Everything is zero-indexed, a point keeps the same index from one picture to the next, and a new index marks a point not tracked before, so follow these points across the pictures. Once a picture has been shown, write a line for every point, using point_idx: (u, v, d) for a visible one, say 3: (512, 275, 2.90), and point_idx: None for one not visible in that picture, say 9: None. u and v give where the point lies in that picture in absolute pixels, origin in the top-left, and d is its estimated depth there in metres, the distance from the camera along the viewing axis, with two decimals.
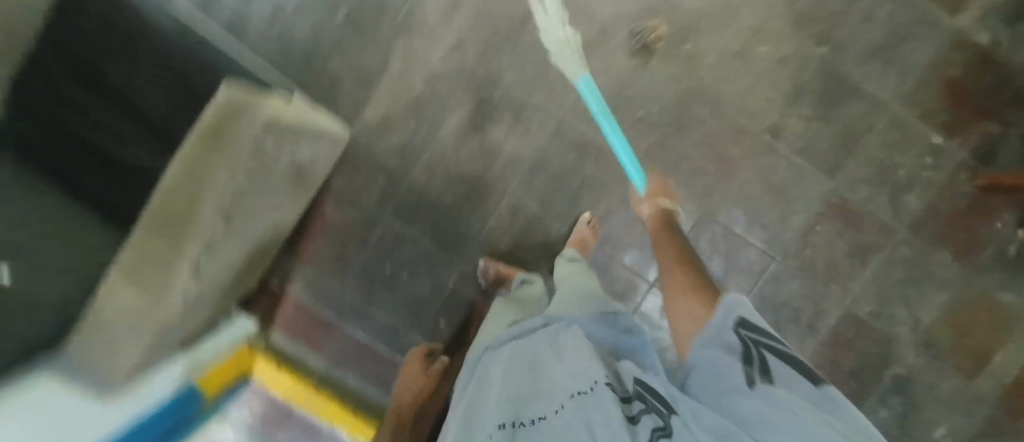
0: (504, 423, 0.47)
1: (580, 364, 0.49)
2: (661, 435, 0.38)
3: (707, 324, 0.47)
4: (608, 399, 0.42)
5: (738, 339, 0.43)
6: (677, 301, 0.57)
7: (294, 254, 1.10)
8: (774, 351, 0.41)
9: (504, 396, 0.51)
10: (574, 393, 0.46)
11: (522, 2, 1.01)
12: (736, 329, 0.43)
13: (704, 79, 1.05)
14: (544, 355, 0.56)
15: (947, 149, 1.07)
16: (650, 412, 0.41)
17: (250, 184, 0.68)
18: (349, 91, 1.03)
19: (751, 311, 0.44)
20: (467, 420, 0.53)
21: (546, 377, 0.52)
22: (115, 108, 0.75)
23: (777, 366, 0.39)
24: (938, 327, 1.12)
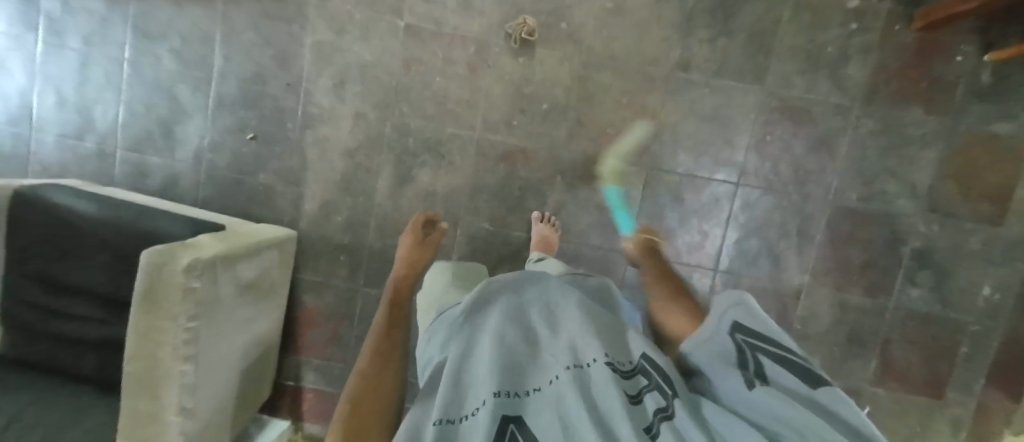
0: (499, 390, 0.39)
1: (579, 339, 0.45)
2: (664, 417, 0.34)
3: (702, 327, 0.47)
4: (606, 377, 0.38)
5: (733, 343, 0.43)
6: (664, 304, 0.64)
7: (293, 353, 1.16)
8: (770, 354, 0.40)
9: (497, 360, 0.44)
10: (568, 366, 0.41)
11: (397, 54, 1.04)
12: (733, 336, 0.43)
13: (594, 48, 1.04)
14: (538, 326, 0.50)
15: (869, 8, 1.00)
16: (654, 391, 0.38)
17: (204, 324, 0.76)
18: (283, 194, 1.10)
19: (759, 322, 0.44)
20: (454, 374, 0.44)
21: (538, 350, 0.47)
22: (78, 297, 0.86)
23: (773, 368, 0.38)
24: (943, 185, 1.03)
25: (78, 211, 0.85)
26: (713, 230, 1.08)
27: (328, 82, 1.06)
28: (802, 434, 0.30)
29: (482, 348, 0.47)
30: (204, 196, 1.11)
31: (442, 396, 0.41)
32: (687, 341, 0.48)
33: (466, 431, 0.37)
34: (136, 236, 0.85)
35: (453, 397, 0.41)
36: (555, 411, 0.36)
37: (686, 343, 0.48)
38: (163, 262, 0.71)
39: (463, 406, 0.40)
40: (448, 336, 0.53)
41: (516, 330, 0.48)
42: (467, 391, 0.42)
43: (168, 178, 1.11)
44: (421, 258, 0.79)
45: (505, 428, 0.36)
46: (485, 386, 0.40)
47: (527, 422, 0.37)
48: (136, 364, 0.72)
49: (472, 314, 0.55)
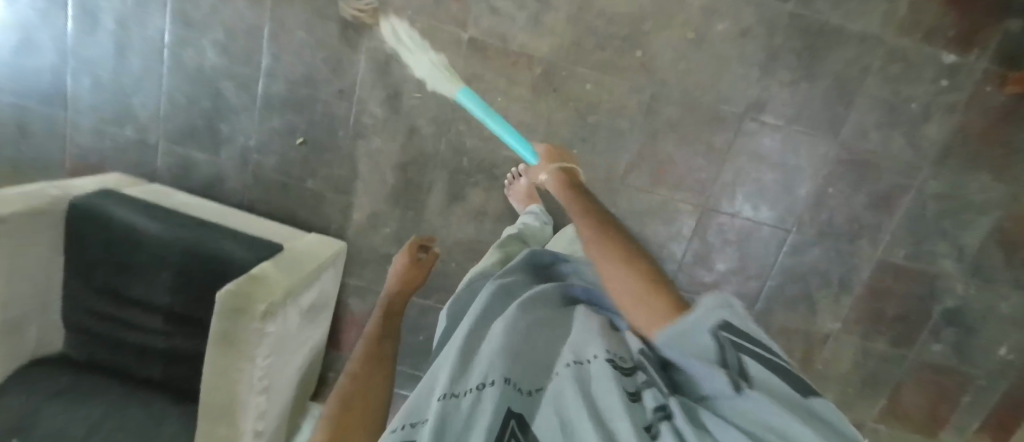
0: (507, 377, 0.37)
1: (588, 334, 0.42)
2: (663, 416, 0.29)
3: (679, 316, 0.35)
4: (607, 372, 0.34)
5: (714, 341, 0.31)
6: (606, 262, 0.42)
7: (336, 348, 1.21)
8: (757, 354, 0.30)
9: (506, 345, 0.41)
10: (570, 362, 0.38)
11: (458, 69, 0.98)
12: (714, 330, 0.31)
13: (667, 81, 0.98)
14: (551, 319, 0.47)
15: (964, 64, 0.94)
16: (652, 388, 0.33)
17: (274, 355, 0.79)
18: (331, 201, 1.08)
19: (733, 309, 0.32)
20: (460, 355, 0.42)
21: (549, 341, 0.43)
22: (137, 310, 0.87)
23: (756, 367, 0.29)
24: (990, 250, 1.04)
25: (136, 227, 0.84)
26: (756, 273, 1.10)
27: (383, 93, 1.00)
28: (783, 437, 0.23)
29: (493, 330, 0.45)
30: (250, 197, 1.09)
31: (448, 375, 0.39)
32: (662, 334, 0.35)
33: (467, 408, 0.35)
34: (200, 258, 0.84)
35: (461, 378, 0.39)
36: (555, 408, 0.34)
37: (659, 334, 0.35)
38: (240, 309, 0.72)
39: (471, 385, 0.38)
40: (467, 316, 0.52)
41: (526, 317, 0.45)
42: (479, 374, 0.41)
43: (212, 175, 1.08)
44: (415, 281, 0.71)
45: (506, 424, 0.34)
46: (489, 368, 0.38)
47: (530, 419, 0.35)
48: (214, 395, 0.75)
49: (498, 302, 0.53)
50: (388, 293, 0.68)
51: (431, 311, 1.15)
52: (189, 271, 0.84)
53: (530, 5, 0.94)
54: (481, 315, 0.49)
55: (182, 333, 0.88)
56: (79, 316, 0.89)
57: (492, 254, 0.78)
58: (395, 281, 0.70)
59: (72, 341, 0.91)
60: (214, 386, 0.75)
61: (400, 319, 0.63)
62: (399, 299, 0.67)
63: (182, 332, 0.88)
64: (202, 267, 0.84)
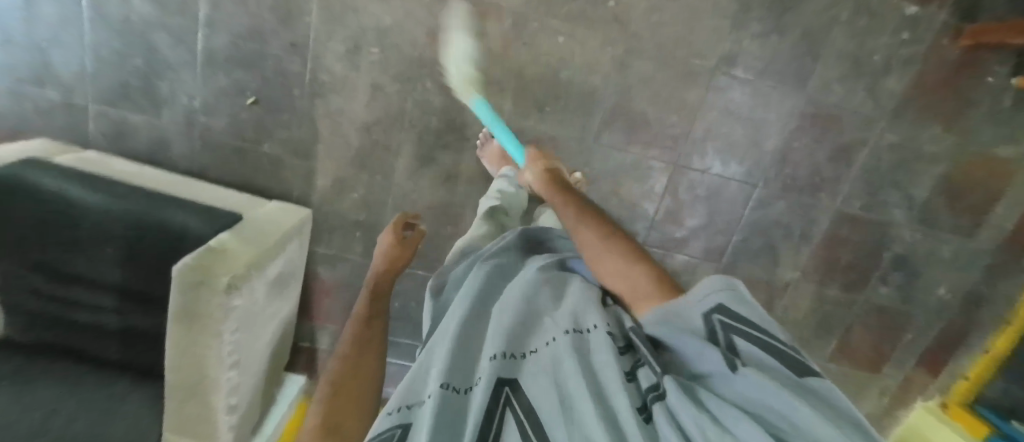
0: (496, 354, 0.36)
1: (583, 303, 0.41)
2: (655, 396, 0.28)
3: (677, 300, 0.39)
4: (605, 346, 0.34)
5: (706, 323, 0.35)
6: (602, 251, 0.50)
7: (309, 317, 1.18)
8: (746, 336, 0.33)
9: (500, 325, 0.40)
10: (568, 330, 0.37)
11: (421, 21, 0.92)
12: (709, 312, 0.35)
13: (640, 33, 0.95)
14: (542, 290, 0.46)
15: (924, 16, 0.95)
16: (644, 365, 0.33)
17: (243, 328, 0.77)
18: (293, 166, 1.02)
19: (736, 295, 0.36)
20: (457, 341, 0.40)
21: (540, 313, 0.42)
22: (84, 288, 0.81)
23: (749, 349, 0.31)
24: (935, 199, 1.11)
25: (71, 199, 0.76)
26: (724, 227, 1.13)
27: (340, 47, 0.93)
28: (779, 412, 0.25)
29: (492, 316, 0.44)
30: (201, 164, 1.01)
31: (444, 361, 0.37)
32: (657, 319, 0.40)
33: (466, 398, 0.34)
34: (150, 231, 0.78)
35: (461, 367, 0.37)
36: (550, 373, 0.33)
37: (657, 315, 0.40)
38: (201, 282, 0.68)
39: (471, 375, 0.36)
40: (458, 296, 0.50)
41: (520, 297, 0.45)
42: (473, 357, 0.39)
43: (155, 141, 0.99)
44: (402, 260, 0.67)
45: (499, 391, 0.32)
46: (487, 352, 0.37)
47: (522, 384, 0.33)
48: (179, 373, 0.73)
49: (492, 282, 0.52)
50: (374, 273, 0.65)
51: (405, 277, 1.13)
52: (140, 245, 0.78)
53: None
54: (477, 299, 0.48)
55: (138, 311, 0.82)
56: (16, 299, 0.81)
57: (476, 228, 0.83)
58: (381, 262, 0.67)
59: (12, 323, 0.84)
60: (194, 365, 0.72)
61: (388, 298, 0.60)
62: (386, 277, 0.65)
63: (138, 310, 0.82)
64: (153, 239, 0.78)
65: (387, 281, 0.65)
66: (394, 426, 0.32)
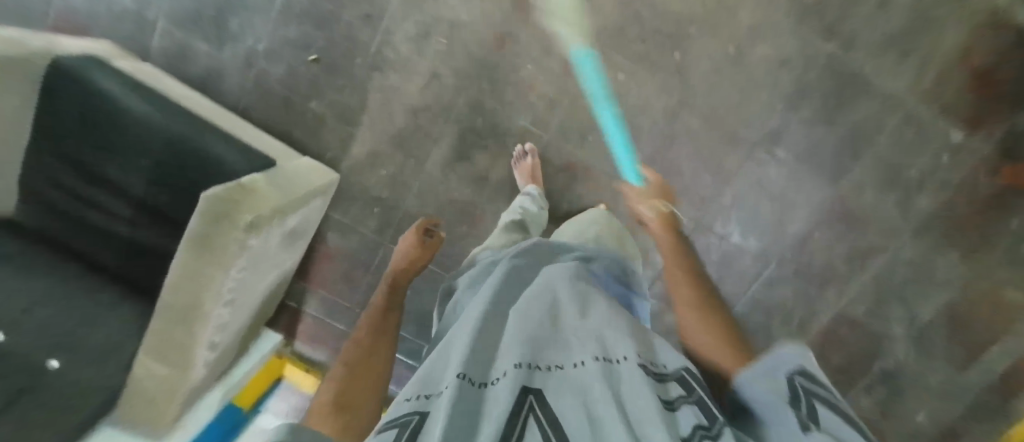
0: (520, 362, 0.35)
1: (614, 329, 0.39)
2: (704, 435, 0.26)
3: (760, 364, 0.35)
4: (637, 376, 0.31)
5: (786, 385, 0.31)
6: (695, 322, 0.47)
7: (304, 278, 1.17)
8: (828, 403, 0.28)
9: (522, 332, 0.40)
10: (597, 357, 0.35)
11: (494, 26, 0.95)
12: (789, 375, 0.32)
13: (696, 91, 0.98)
14: (566, 304, 0.45)
15: (967, 145, 0.98)
16: (692, 404, 0.30)
17: (249, 268, 0.76)
18: (334, 129, 1.04)
19: (813, 365, 0.32)
20: (476, 342, 0.40)
21: (565, 329, 0.42)
22: (106, 192, 0.80)
23: (827, 414, 0.27)
24: (936, 323, 1.12)
25: (120, 104, 0.76)
26: (727, 297, 1.14)
27: (412, 30, 0.96)
28: None
29: (511, 322, 0.43)
30: (246, 105, 1.02)
31: (465, 359, 0.37)
32: (743, 383, 0.35)
33: (483, 394, 0.33)
34: (186, 157, 0.78)
35: (479, 365, 0.37)
36: (583, 394, 0.31)
37: (743, 379, 0.36)
38: (225, 215, 0.69)
39: (489, 375, 0.36)
40: (477, 299, 0.50)
41: (545, 310, 0.44)
42: (492, 359, 0.39)
43: (210, 72, 1.01)
44: (420, 260, 0.70)
45: (524, 399, 0.31)
46: (507, 358, 0.36)
47: (546, 395, 0.32)
48: (178, 297, 0.72)
49: (509, 290, 0.52)
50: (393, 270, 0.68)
51: None
52: (173, 166, 0.78)
53: None
54: (494, 301, 0.48)
55: (150, 229, 0.82)
56: (36, 183, 0.81)
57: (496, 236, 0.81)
58: (399, 260, 0.70)
59: (26, 206, 0.84)
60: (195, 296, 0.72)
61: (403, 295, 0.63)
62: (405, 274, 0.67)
63: (150, 228, 0.82)
64: (188, 167, 0.78)
65: (404, 277, 0.66)
66: (412, 412, 0.31)
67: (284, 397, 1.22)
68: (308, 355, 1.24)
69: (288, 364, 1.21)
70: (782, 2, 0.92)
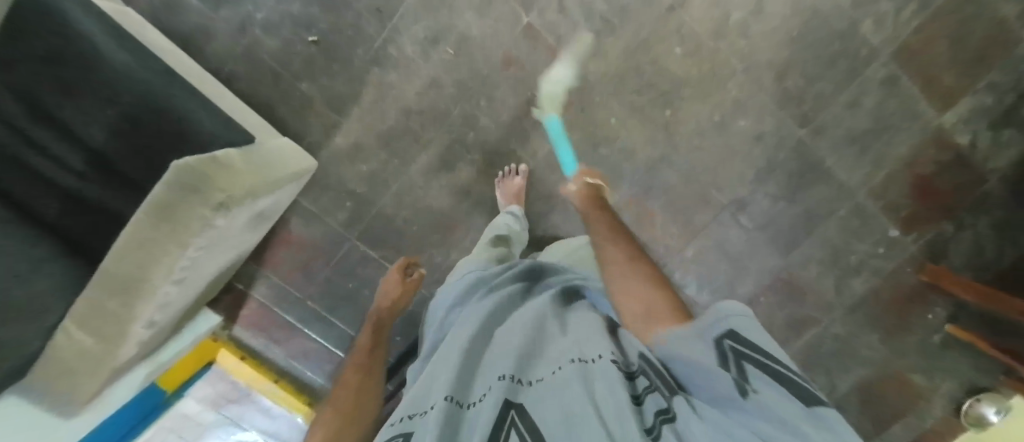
0: (504, 374, 0.37)
1: (598, 331, 0.40)
2: (665, 422, 0.28)
3: (685, 322, 0.36)
4: (609, 371, 0.32)
5: (716, 347, 0.32)
6: (618, 268, 0.44)
7: (256, 261, 1.10)
8: (757, 364, 0.31)
9: (506, 349, 0.41)
10: (574, 360, 0.36)
11: (502, 48, 0.97)
12: (719, 337, 0.33)
13: (679, 147, 1.04)
14: (551, 318, 0.46)
15: (901, 241, 1.09)
16: (656, 391, 0.31)
17: (208, 247, 0.71)
18: (320, 114, 1.01)
19: (749, 324, 0.34)
20: (464, 360, 0.41)
21: (548, 339, 0.42)
22: (62, 135, 0.71)
23: (759, 375, 0.30)
24: (851, 394, 1.22)
25: (95, 49, 0.69)
26: None
27: (420, 34, 0.96)
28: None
29: (500, 337, 0.45)
30: (230, 72, 0.97)
31: (451, 378, 0.38)
32: (664, 337, 0.37)
33: (467, 415, 0.34)
34: (167, 125, 0.74)
35: (463, 383, 0.38)
36: (563, 393, 0.32)
37: (664, 335, 0.37)
38: (193, 188, 0.64)
39: (475, 392, 0.37)
40: (468, 319, 0.52)
41: (528, 322, 0.46)
42: (475, 377, 0.40)
43: (196, 28, 0.94)
44: (400, 302, 0.83)
45: (505, 414, 0.32)
46: (492, 375, 0.38)
47: (528, 408, 0.33)
48: (120, 266, 0.66)
49: (500, 306, 0.53)
50: (376, 310, 0.81)
51: (372, 262, 1.10)
52: (143, 125, 0.73)
53: (596, 22, 0.96)
54: (484, 317, 0.50)
55: (100, 185, 0.75)
56: None
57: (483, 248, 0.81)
58: (383, 301, 0.82)
59: None
60: (149, 263, 0.66)
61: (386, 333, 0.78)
62: (387, 313, 0.81)
63: (100, 185, 0.75)
64: (169, 136, 0.74)
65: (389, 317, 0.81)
66: (398, 433, 0.35)
67: (211, 382, 1.12)
68: (246, 342, 1.17)
69: (223, 349, 1.14)
70: (768, 83, 0.99)
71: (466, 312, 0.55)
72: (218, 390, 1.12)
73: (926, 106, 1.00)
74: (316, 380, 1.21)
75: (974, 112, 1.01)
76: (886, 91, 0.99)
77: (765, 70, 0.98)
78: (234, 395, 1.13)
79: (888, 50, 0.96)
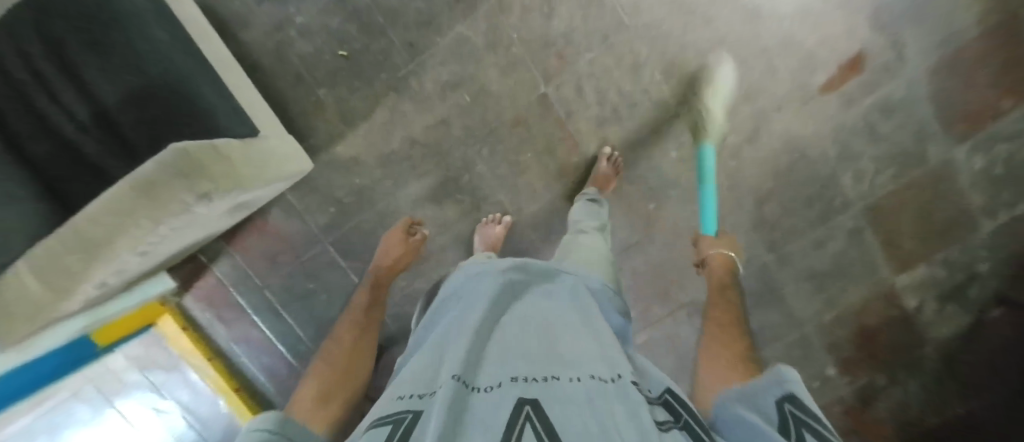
0: (517, 376, 0.36)
1: (614, 359, 0.41)
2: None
3: (757, 385, 0.39)
4: (629, 402, 0.33)
5: (776, 411, 0.35)
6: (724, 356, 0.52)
7: (228, 238, 1.12)
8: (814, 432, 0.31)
9: (518, 352, 0.41)
10: (593, 376, 0.36)
11: (513, 108, 1.03)
12: (780, 402, 0.35)
13: (654, 240, 1.09)
14: (562, 327, 0.46)
15: (835, 380, 1.14)
16: (682, 431, 0.34)
17: (178, 227, 0.72)
18: (329, 121, 1.04)
19: (803, 389, 0.36)
20: (472, 351, 0.41)
21: (561, 343, 0.43)
22: (73, 85, 0.75)
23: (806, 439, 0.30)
24: None
25: (138, 22, 0.75)
26: None
27: (443, 75, 1.01)
28: None
29: (510, 336, 0.45)
30: (257, 61, 1.01)
31: (462, 361, 0.38)
32: (731, 398, 0.41)
33: (475, 400, 0.33)
34: (184, 102, 0.76)
35: (472, 372, 0.38)
36: (586, 402, 0.31)
37: (733, 397, 0.41)
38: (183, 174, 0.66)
39: (483, 380, 0.37)
40: (472, 309, 0.52)
41: (542, 329, 0.46)
42: (484, 368, 0.39)
43: (238, 15, 1.00)
44: (399, 261, 0.94)
45: (520, 407, 0.30)
46: (503, 372, 0.37)
47: (544, 402, 0.31)
48: (92, 225, 0.65)
49: (505, 304, 0.54)
50: (376, 267, 0.93)
51: (337, 269, 1.12)
52: (162, 93, 0.75)
53: (606, 108, 1.02)
54: (490, 314, 0.50)
55: (104, 141, 0.76)
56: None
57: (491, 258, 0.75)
58: (387, 256, 0.94)
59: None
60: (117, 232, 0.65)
61: (384, 290, 0.89)
62: (386, 271, 0.93)
63: (104, 141, 0.76)
64: (184, 112, 0.76)
65: (388, 275, 0.93)
66: (406, 410, 0.33)
67: (147, 342, 1.13)
68: (193, 314, 1.16)
69: (168, 315, 1.13)
70: (747, 205, 1.05)
71: (469, 301, 0.55)
72: (153, 352, 1.14)
73: (883, 263, 1.07)
74: (252, 369, 1.18)
75: (927, 279, 1.07)
76: (851, 241, 1.06)
77: (748, 192, 1.05)
78: (166, 360, 1.14)
79: (860, 204, 1.04)
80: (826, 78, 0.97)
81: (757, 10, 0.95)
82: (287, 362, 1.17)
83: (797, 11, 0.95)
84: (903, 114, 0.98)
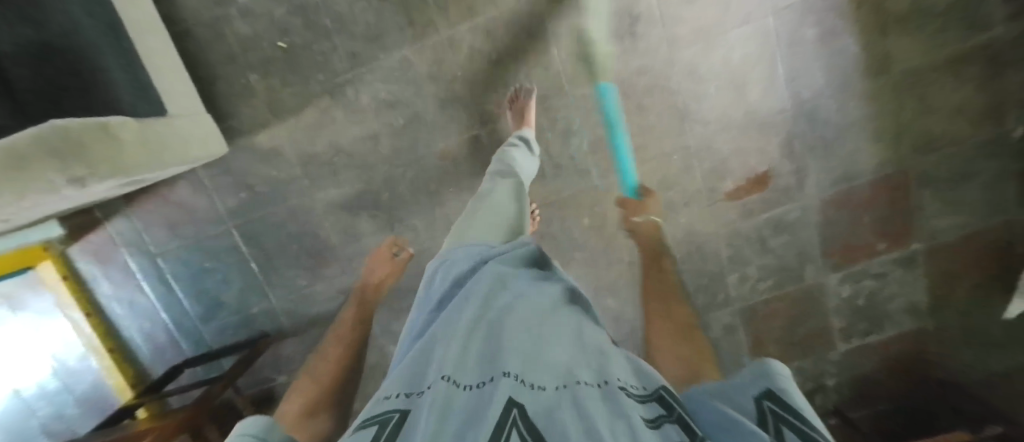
0: (505, 370, 0.28)
1: (606, 357, 0.31)
2: None
3: (733, 379, 0.32)
4: (625, 404, 0.24)
5: (752, 407, 0.28)
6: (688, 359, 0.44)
7: (128, 198, 1.09)
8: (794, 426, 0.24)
9: (504, 344, 0.32)
10: (580, 379, 0.27)
11: (443, 141, 1.04)
12: (759, 398, 0.28)
13: None
14: (552, 317, 0.37)
15: None
16: (674, 422, 0.24)
17: (39, 203, 0.69)
18: (257, 107, 1.02)
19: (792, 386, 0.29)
20: (463, 344, 0.32)
21: (550, 335, 0.34)
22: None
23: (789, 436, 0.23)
24: None
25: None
26: None
27: (380, 92, 1.01)
28: None
29: (500, 324, 0.36)
30: (191, 31, 0.98)
31: (453, 358, 0.30)
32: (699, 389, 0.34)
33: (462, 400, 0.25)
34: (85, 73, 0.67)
35: (462, 365, 0.30)
36: (573, 407, 0.23)
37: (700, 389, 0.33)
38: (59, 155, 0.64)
39: (472, 375, 0.28)
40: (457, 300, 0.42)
41: (530, 316, 0.37)
42: (476, 361, 0.31)
43: None
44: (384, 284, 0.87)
45: (505, 410, 0.22)
46: (494, 367, 0.29)
47: (534, 406, 0.23)
48: None
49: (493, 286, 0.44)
50: (360, 287, 0.87)
51: (238, 254, 1.11)
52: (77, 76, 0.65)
53: None
54: (479, 297, 0.40)
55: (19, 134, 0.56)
56: None
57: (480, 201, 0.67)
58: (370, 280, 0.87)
59: None
60: None
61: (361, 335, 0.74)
62: (371, 291, 0.86)
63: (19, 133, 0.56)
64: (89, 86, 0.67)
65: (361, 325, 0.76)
66: (394, 409, 0.26)
67: (22, 285, 1.08)
68: (78, 265, 1.12)
69: (49, 262, 1.09)
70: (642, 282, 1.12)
71: (456, 288, 0.46)
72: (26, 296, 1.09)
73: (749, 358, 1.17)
74: (132, 332, 1.16)
75: None
76: (725, 333, 1.15)
77: None
78: (41, 305, 1.10)
79: (739, 303, 1.13)
80: (733, 188, 1.04)
81: (687, 110, 1.00)
82: (170, 331, 1.16)
83: (722, 120, 1.00)
84: (791, 234, 1.07)
